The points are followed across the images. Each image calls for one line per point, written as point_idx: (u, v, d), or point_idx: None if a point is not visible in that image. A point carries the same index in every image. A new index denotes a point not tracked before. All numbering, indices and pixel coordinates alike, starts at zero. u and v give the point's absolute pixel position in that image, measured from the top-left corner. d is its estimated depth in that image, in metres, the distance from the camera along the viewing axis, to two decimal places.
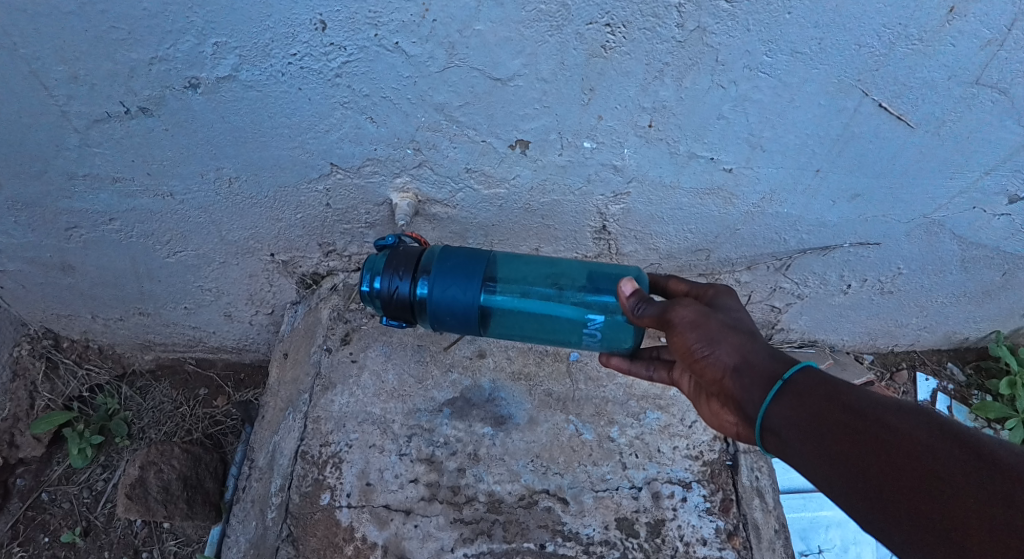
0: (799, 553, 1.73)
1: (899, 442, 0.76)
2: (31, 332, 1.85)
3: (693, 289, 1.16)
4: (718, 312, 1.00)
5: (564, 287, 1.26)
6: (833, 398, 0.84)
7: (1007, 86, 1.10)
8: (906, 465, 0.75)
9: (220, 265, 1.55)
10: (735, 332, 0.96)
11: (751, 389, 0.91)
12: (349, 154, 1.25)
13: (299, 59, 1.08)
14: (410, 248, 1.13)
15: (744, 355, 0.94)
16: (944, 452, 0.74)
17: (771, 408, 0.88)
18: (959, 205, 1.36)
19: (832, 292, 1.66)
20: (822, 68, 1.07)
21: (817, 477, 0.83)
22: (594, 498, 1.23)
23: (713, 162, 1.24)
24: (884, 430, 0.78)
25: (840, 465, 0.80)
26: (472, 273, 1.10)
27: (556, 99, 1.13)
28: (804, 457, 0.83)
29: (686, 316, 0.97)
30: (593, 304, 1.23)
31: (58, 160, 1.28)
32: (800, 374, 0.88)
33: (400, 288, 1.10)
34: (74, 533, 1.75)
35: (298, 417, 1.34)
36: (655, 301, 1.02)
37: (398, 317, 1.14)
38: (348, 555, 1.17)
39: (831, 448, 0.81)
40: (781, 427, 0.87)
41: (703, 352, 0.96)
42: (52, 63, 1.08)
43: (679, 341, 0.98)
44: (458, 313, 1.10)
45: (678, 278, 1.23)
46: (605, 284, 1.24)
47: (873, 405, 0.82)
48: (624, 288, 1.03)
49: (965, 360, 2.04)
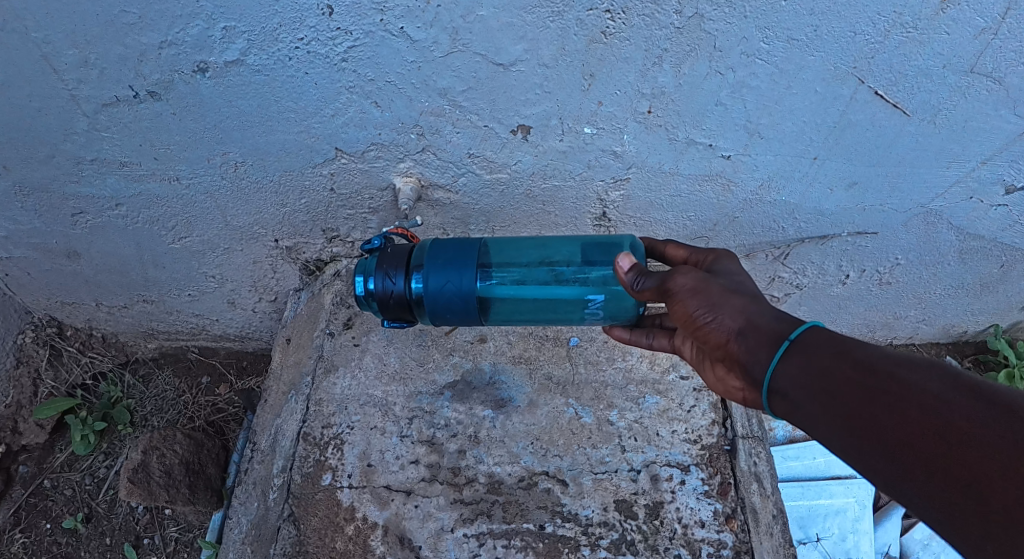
0: (797, 541, 1.75)
1: (912, 397, 0.77)
2: (36, 319, 1.86)
3: (692, 257, 1.20)
4: (718, 278, 1.02)
5: (558, 266, 1.28)
6: (843, 356, 0.84)
7: (1002, 75, 1.12)
8: (922, 420, 0.75)
9: (224, 251, 1.57)
10: (737, 296, 0.97)
11: (757, 350, 0.92)
12: (354, 138, 1.27)
13: (306, 44, 1.10)
14: (400, 247, 1.15)
15: (748, 317, 0.95)
16: (960, 405, 0.74)
17: (779, 368, 0.89)
18: (956, 195, 1.38)
19: (830, 283, 1.68)
20: (819, 55, 1.09)
21: (830, 436, 0.84)
22: (593, 480, 1.25)
23: (712, 148, 1.26)
24: (896, 384, 0.79)
25: (854, 423, 0.81)
26: (463, 265, 1.11)
27: (557, 85, 1.15)
28: (815, 416, 0.85)
29: (685, 284, 0.99)
30: (594, 279, 1.24)
31: (67, 145, 1.29)
32: (807, 334, 0.88)
33: (395, 287, 1.11)
34: (76, 520, 1.77)
35: (300, 400, 1.35)
36: (653, 273, 1.04)
37: (399, 319, 1.16)
38: (350, 534, 1.19)
39: (843, 406, 0.82)
40: (790, 388, 0.88)
41: (706, 318, 0.97)
42: (64, 47, 1.10)
43: (680, 309, 1.00)
44: (456, 306, 1.12)
45: (675, 243, 1.26)
46: (599, 258, 1.25)
47: (884, 360, 0.81)
48: (620, 263, 1.06)
49: (963, 354, 2.06)
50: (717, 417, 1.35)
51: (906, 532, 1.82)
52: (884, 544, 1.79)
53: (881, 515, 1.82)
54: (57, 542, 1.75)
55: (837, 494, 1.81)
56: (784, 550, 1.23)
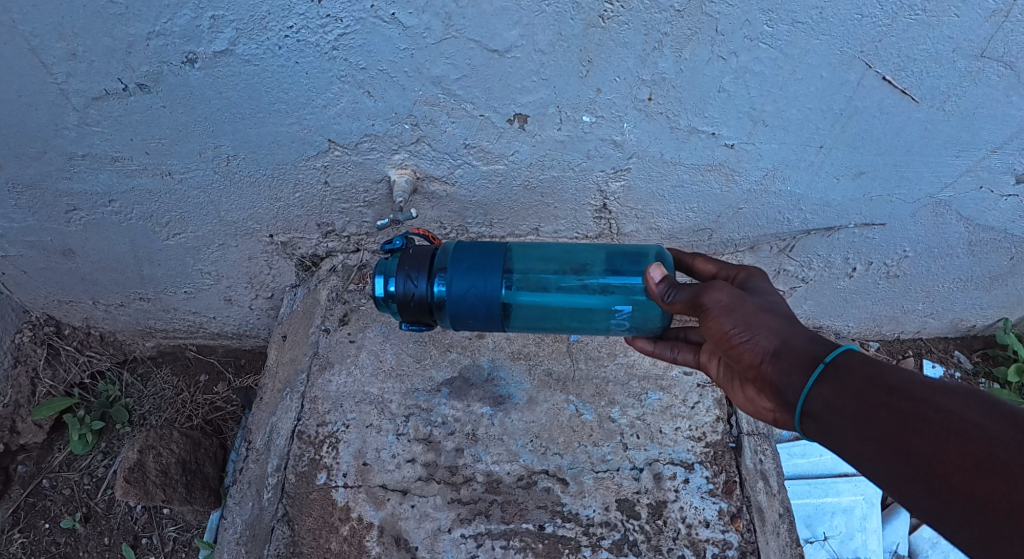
0: (803, 539, 1.72)
1: (946, 422, 0.75)
2: (33, 318, 1.84)
3: (722, 271, 1.19)
4: (752, 297, 1.00)
5: (584, 275, 1.25)
6: (876, 379, 0.83)
7: (1014, 59, 1.07)
8: (956, 446, 0.73)
9: (219, 247, 1.55)
10: (772, 316, 0.96)
11: (791, 372, 0.90)
12: (347, 129, 1.24)
13: (297, 31, 1.07)
14: (423, 248, 1.12)
15: (784, 338, 0.93)
16: (997, 431, 0.72)
17: (813, 391, 0.87)
18: (966, 185, 1.34)
19: (837, 276, 1.64)
20: (826, 38, 1.05)
21: (866, 464, 0.82)
22: (594, 478, 1.22)
23: (714, 137, 1.22)
24: (930, 410, 0.77)
25: (889, 448, 0.79)
26: (488, 269, 1.08)
27: (554, 72, 1.11)
28: (848, 441, 0.83)
29: (720, 301, 0.97)
30: (617, 290, 1.22)
31: (57, 140, 1.27)
32: (842, 356, 0.87)
33: (417, 289, 1.08)
34: (75, 519, 1.76)
35: (295, 398, 1.33)
36: (685, 286, 1.01)
37: (418, 321, 1.12)
38: (345, 534, 1.17)
39: (876, 431, 0.80)
40: (822, 410, 0.86)
41: (740, 338, 0.96)
42: (51, 39, 1.07)
43: (713, 326, 0.98)
44: (479, 311, 1.08)
45: (703, 256, 1.26)
46: (626, 267, 1.23)
47: (918, 385, 0.80)
48: (652, 273, 1.04)
49: (972, 349, 2.02)
50: (722, 413, 1.31)
51: (915, 530, 1.77)
52: (892, 543, 1.74)
53: (888, 514, 1.77)
54: (56, 542, 1.74)
55: (845, 492, 1.76)
56: (790, 550, 1.20)
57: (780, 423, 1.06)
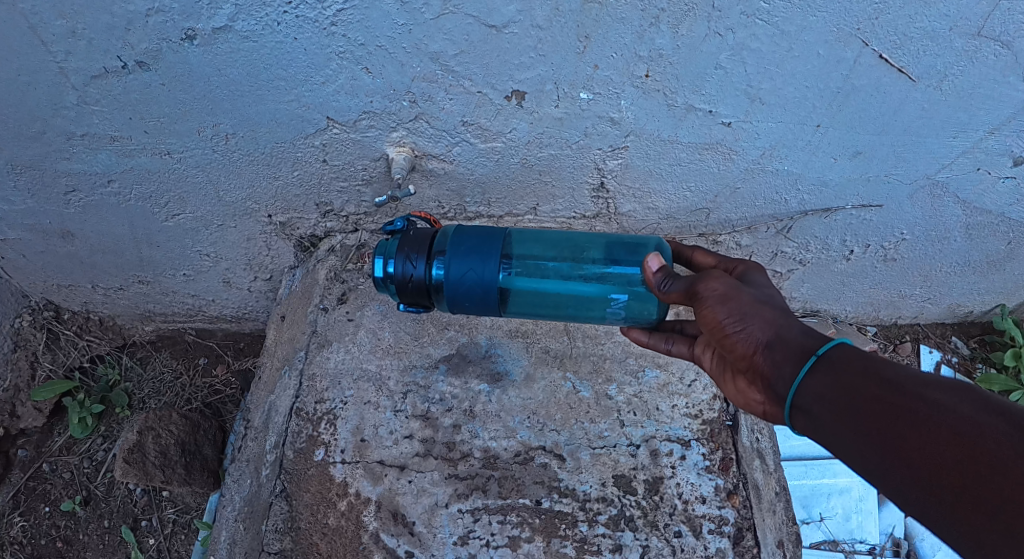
0: (800, 520, 1.73)
1: (941, 417, 0.75)
2: (32, 303, 1.83)
3: (721, 263, 1.21)
4: (749, 288, 1.01)
5: (582, 263, 1.28)
6: (868, 374, 0.83)
7: (1010, 38, 1.08)
8: (952, 442, 0.74)
9: (218, 228, 1.55)
10: (766, 308, 0.96)
11: (783, 364, 0.91)
12: (345, 106, 1.24)
13: (295, 7, 1.07)
14: (423, 230, 1.12)
15: (777, 330, 0.93)
16: (990, 426, 0.73)
17: (805, 382, 0.87)
18: (963, 166, 1.34)
19: (834, 259, 1.64)
20: (822, 15, 1.05)
21: (855, 456, 0.82)
22: (591, 454, 1.22)
23: (712, 115, 1.23)
24: (924, 405, 0.77)
25: (880, 442, 0.79)
26: (487, 254, 1.08)
27: (552, 48, 1.12)
28: (837, 434, 0.83)
29: (716, 290, 0.97)
30: (614, 279, 1.24)
31: (56, 119, 1.27)
32: (834, 349, 0.87)
33: (416, 272, 1.08)
34: (75, 503, 1.77)
35: (293, 375, 1.33)
36: (682, 277, 1.02)
37: (416, 303, 1.13)
38: (343, 510, 1.17)
39: (867, 425, 0.80)
40: (812, 402, 0.86)
41: (734, 328, 0.96)
42: (50, 17, 1.07)
43: (706, 315, 0.98)
44: (476, 295, 1.09)
45: (702, 249, 1.27)
46: (624, 256, 1.25)
47: (912, 380, 0.80)
48: (649, 263, 1.06)
49: (969, 335, 2.03)
50: (719, 391, 1.31)
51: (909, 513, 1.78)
52: (887, 525, 1.75)
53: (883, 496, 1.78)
54: (56, 525, 1.75)
55: (842, 474, 1.77)
56: (784, 528, 1.22)
57: (770, 416, 1.05)
